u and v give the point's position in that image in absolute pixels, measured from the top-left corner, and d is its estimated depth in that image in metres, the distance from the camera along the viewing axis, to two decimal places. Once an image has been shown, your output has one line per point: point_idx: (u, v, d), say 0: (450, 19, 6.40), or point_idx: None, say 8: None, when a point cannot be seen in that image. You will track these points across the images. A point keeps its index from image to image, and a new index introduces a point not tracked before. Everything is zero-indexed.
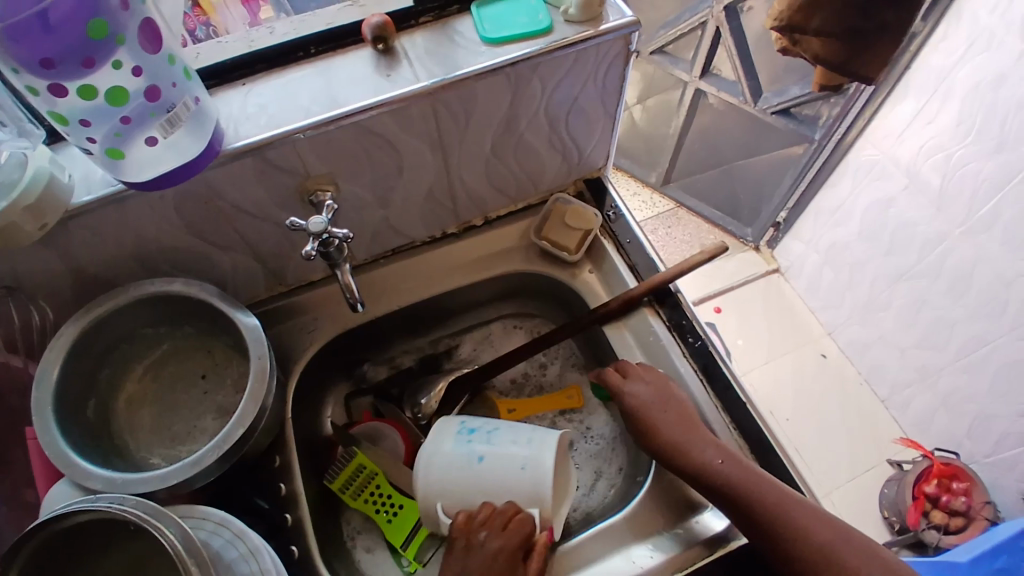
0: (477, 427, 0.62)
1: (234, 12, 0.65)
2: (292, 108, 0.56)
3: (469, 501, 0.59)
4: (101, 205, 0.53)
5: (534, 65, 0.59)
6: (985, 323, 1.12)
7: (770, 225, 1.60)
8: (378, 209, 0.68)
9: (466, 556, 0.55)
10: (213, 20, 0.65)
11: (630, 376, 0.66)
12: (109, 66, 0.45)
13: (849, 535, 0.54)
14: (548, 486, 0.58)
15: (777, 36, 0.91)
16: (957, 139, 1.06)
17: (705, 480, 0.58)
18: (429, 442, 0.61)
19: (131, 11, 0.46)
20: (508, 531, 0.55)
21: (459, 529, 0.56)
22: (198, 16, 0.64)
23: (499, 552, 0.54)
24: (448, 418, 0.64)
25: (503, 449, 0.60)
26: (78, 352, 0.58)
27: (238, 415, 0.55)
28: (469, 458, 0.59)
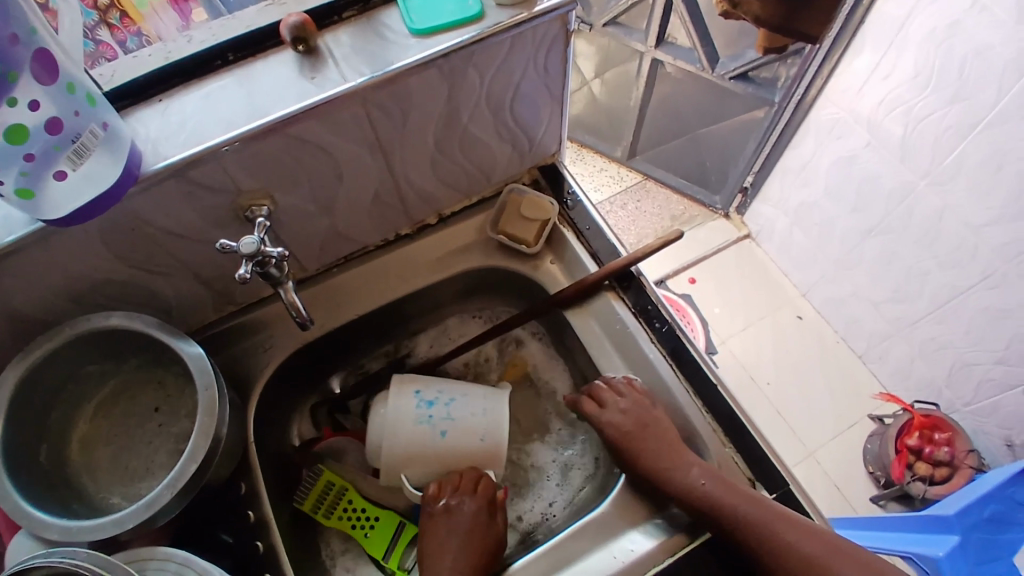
0: (433, 399, 0.66)
1: (166, 19, 0.62)
2: (212, 122, 0.53)
3: (434, 468, 0.66)
4: (27, 244, 0.49)
5: (468, 54, 0.56)
6: (955, 272, 1.13)
7: (738, 191, 1.59)
8: (323, 218, 0.65)
9: (448, 523, 0.61)
10: (143, 28, 0.61)
11: (606, 403, 0.64)
12: (4, 104, 0.41)
13: (837, 546, 0.54)
14: (503, 451, 0.67)
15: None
16: (916, 91, 1.04)
17: (688, 502, 0.58)
18: (392, 419, 0.64)
19: (22, 43, 0.41)
20: (480, 492, 0.63)
21: (433, 498, 0.63)
22: (128, 26, 0.61)
23: (476, 511, 0.62)
24: (401, 387, 0.66)
25: (464, 420, 0.66)
26: (23, 399, 0.55)
27: (189, 450, 0.52)
28: (433, 435, 0.64)
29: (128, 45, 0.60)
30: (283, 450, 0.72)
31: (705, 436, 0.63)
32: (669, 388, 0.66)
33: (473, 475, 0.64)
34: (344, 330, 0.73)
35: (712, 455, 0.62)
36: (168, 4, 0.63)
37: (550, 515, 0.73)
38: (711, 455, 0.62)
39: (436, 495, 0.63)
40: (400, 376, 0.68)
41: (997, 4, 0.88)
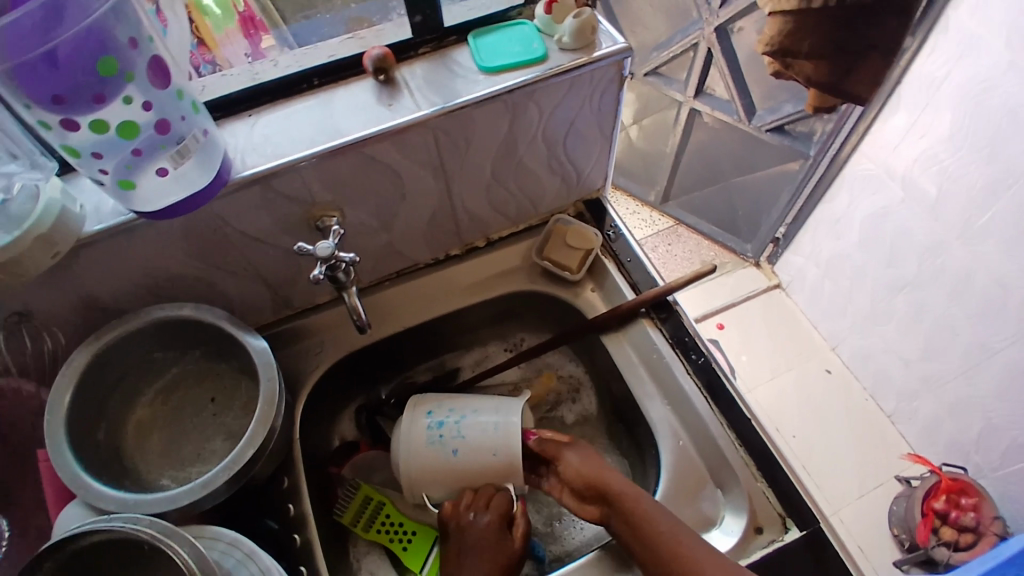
0: (444, 418, 0.67)
1: (236, 46, 0.65)
2: (296, 139, 0.58)
3: (453, 485, 0.67)
4: (112, 234, 0.54)
5: (530, 91, 0.61)
6: (986, 332, 1.13)
7: (770, 240, 1.61)
8: (382, 234, 0.70)
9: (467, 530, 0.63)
10: (217, 57, 0.65)
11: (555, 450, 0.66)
12: (119, 102, 0.47)
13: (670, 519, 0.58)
14: (519, 464, 0.65)
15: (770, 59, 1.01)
16: (951, 150, 1.07)
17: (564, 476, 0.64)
18: (405, 441, 0.67)
19: (139, 49, 0.47)
20: (492, 507, 0.65)
21: (448, 517, 0.65)
22: (203, 53, 0.65)
23: (489, 526, 0.63)
24: (416, 407, 0.69)
25: (473, 437, 0.65)
26: (90, 377, 0.58)
27: (247, 437, 0.56)
28: (445, 453, 0.65)
29: (203, 71, 0.64)
30: (324, 451, 0.74)
31: (737, 470, 0.64)
32: (702, 418, 0.67)
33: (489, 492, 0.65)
34: (390, 341, 0.76)
35: (743, 488, 0.63)
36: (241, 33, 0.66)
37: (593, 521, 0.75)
38: (742, 488, 0.63)
39: (451, 513, 0.65)
40: (417, 398, 0.70)
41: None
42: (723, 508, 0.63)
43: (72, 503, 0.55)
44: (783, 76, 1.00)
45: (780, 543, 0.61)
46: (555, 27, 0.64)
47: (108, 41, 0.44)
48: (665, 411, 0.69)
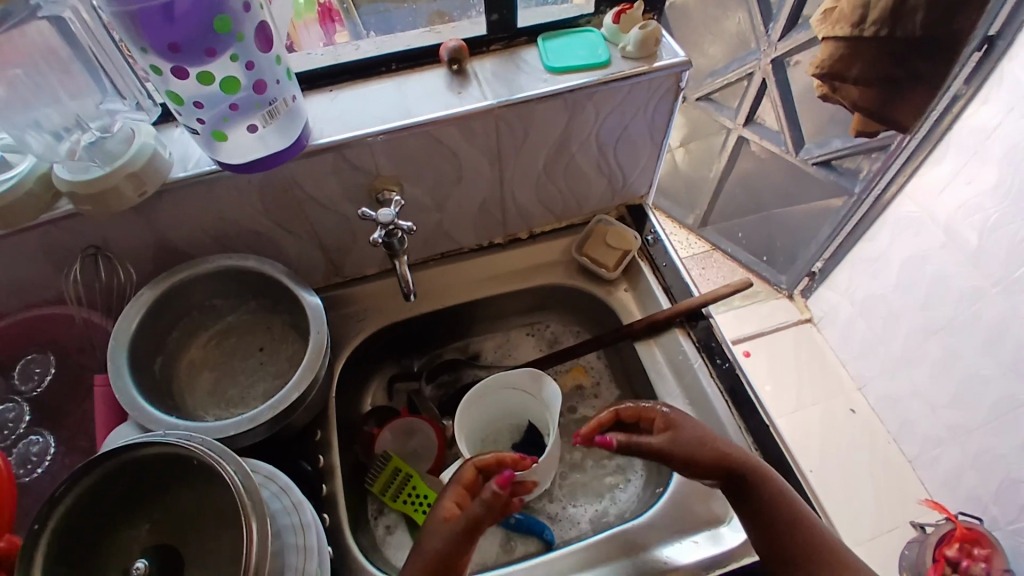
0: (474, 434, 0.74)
1: (312, 33, 0.71)
2: (370, 115, 0.63)
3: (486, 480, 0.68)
4: (192, 182, 0.59)
5: (590, 93, 0.65)
6: (1017, 385, 1.11)
7: (806, 274, 1.61)
8: (434, 213, 0.74)
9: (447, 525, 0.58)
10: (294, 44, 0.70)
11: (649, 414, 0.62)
12: (225, 58, 0.52)
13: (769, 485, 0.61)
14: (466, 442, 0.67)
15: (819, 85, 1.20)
16: (996, 200, 1.07)
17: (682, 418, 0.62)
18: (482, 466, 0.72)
19: (250, 13, 0.52)
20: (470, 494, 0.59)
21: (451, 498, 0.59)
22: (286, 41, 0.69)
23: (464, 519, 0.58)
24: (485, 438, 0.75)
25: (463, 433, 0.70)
26: (155, 311, 0.64)
27: (295, 380, 0.59)
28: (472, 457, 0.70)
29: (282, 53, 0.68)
30: (355, 413, 0.78)
31: None
32: (722, 422, 0.69)
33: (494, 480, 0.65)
34: (429, 317, 0.80)
35: None
36: (316, 20, 0.71)
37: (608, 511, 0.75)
38: None
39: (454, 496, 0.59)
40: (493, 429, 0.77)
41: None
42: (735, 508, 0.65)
43: (124, 424, 0.58)
44: (830, 98, 1.20)
45: None
46: (621, 36, 0.67)
47: (224, 2, 0.49)
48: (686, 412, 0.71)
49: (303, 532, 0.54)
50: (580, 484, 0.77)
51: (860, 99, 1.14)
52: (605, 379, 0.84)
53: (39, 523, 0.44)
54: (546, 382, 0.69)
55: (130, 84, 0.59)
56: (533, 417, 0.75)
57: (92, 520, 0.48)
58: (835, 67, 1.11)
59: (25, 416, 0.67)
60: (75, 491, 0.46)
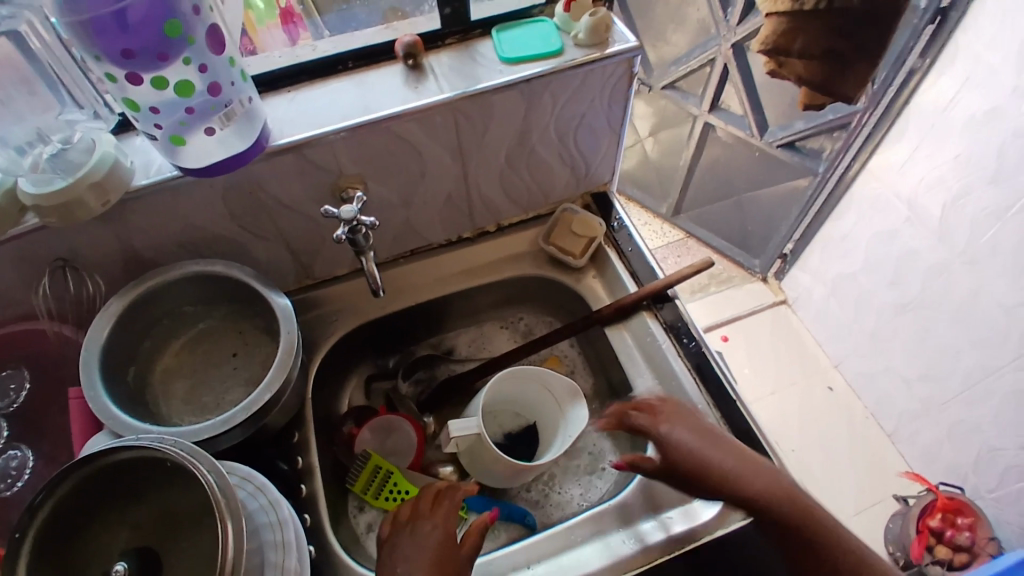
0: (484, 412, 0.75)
1: (276, 36, 0.71)
2: (327, 114, 0.63)
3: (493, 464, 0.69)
4: (155, 189, 0.59)
5: (545, 82, 0.66)
6: (987, 353, 1.13)
7: (778, 256, 1.64)
8: (402, 211, 0.74)
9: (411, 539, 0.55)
10: (257, 47, 0.70)
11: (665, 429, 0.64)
12: (179, 62, 0.52)
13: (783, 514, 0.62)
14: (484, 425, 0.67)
15: (766, 61, 1.09)
16: (957, 171, 1.09)
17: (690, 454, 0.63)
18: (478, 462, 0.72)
19: (201, 16, 0.52)
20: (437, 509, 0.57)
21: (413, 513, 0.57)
22: (247, 45, 0.69)
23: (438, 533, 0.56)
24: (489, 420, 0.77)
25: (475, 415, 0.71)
26: (125, 320, 0.63)
27: (266, 380, 0.59)
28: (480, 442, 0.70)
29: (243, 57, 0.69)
30: (334, 414, 0.78)
31: None
32: (691, 399, 0.70)
33: (512, 462, 0.66)
34: (403, 314, 0.81)
35: None
36: (280, 23, 0.71)
37: (587, 495, 0.76)
38: None
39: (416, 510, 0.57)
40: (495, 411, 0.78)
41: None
42: None
43: (98, 434, 0.57)
44: (777, 75, 1.08)
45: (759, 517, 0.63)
46: (573, 24, 0.68)
47: (174, 6, 0.49)
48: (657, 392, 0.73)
49: (281, 530, 0.54)
50: (560, 472, 0.78)
51: (806, 73, 1.04)
52: (579, 365, 0.85)
53: (19, 531, 0.44)
54: (579, 404, 0.70)
55: (88, 95, 0.60)
56: (541, 423, 0.78)
57: (69, 528, 0.48)
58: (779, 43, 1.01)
59: (2, 432, 0.67)
60: (54, 498, 0.46)
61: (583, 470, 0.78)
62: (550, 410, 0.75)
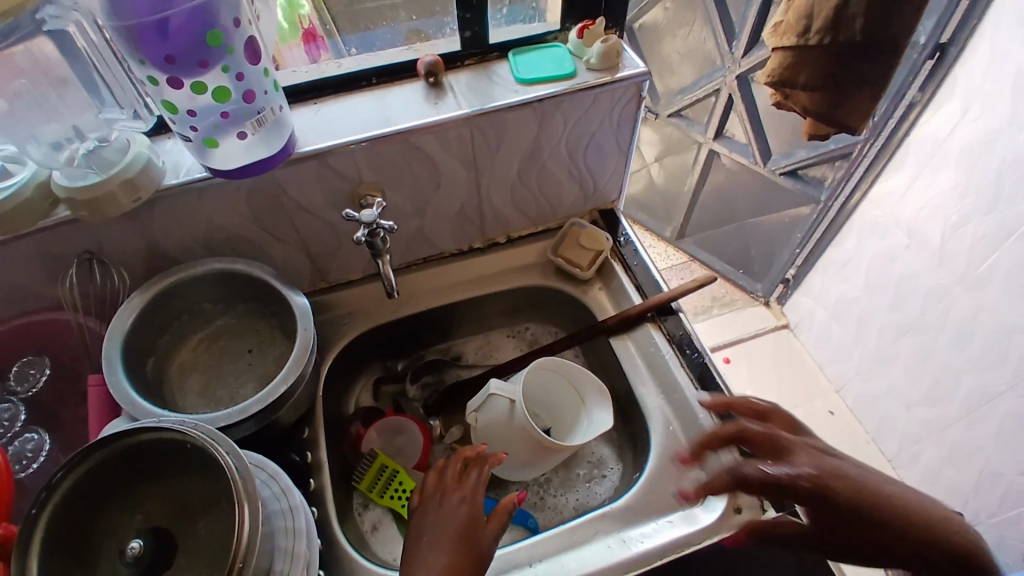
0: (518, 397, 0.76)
1: (296, 53, 0.75)
2: (351, 125, 0.67)
3: (511, 441, 0.70)
4: (184, 188, 0.63)
5: (557, 102, 0.70)
6: (987, 378, 1.14)
7: (780, 281, 1.67)
8: (415, 219, 0.78)
9: (437, 513, 0.58)
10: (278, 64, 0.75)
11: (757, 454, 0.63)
12: (217, 69, 0.55)
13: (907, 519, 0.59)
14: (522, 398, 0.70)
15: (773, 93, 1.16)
16: (956, 200, 1.11)
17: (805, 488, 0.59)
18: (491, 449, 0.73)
19: (240, 28, 0.56)
20: (460, 483, 0.60)
21: (432, 488, 0.60)
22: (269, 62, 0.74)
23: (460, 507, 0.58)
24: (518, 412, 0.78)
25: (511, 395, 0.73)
26: (148, 311, 0.66)
27: (282, 374, 0.62)
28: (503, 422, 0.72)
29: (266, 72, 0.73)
30: (342, 414, 0.81)
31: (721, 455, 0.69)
32: (692, 407, 0.72)
33: (532, 436, 0.68)
34: (412, 319, 0.84)
35: None
36: (301, 41, 0.75)
37: (589, 502, 0.77)
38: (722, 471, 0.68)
39: (435, 485, 0.60)
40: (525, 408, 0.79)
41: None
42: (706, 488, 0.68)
43: (117, 420, 0.60)
44: (784, 104, 1.15)
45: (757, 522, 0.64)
46: (585, 50, 0.73)
47: (217, 17, 0.53)
48: (659, 400, 0.75)
49: (292, 516, 0.56)
50: (563, 480, 0.79)
51: (811, 104, 1.10)
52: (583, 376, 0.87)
53: (37, 508, 0.46)
54: (604, 406, 0.71)
55: (128, 94, 0.64)
56: (557, 427, 0.78)
57: (86, 508, 0.50)
58: (786, 75, 1.08)
59: (20, 415, 0.70)
60: (72, 477, 0.48)
61: (586, 476, 0.79)
62: (569, 416, 0.76)
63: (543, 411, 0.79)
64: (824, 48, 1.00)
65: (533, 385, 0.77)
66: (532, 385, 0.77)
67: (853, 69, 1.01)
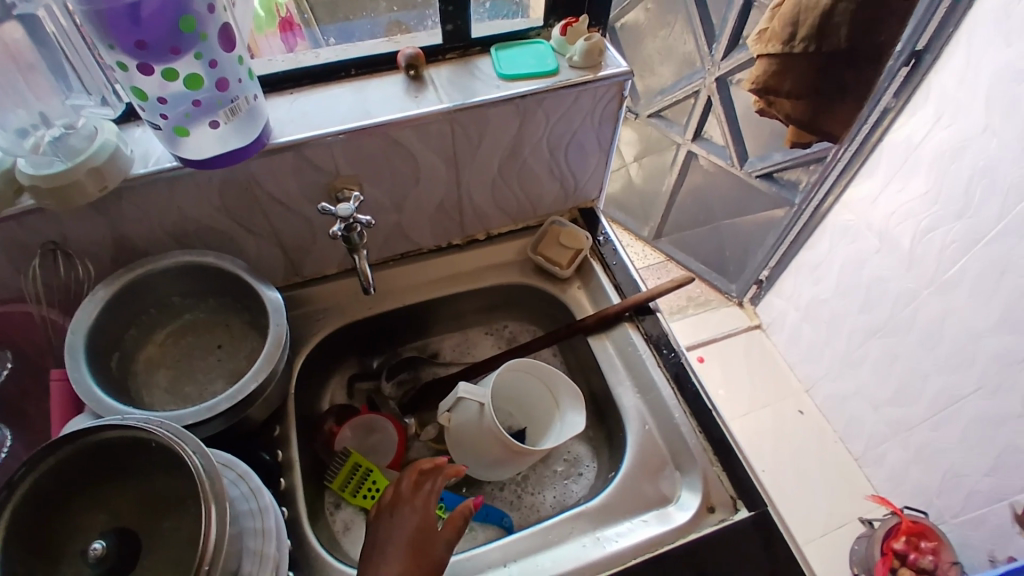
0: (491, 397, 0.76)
1: (273, 43, 0.73)
2: (328, 116, 0.66)
3: (481, 444, 0.70)
4: (153, 178, 0.60)
5: (540, 99, 0.69)
6: (953, 380, 1.17)
7: (753, 282, 1.69)
8: (394, 214, 0.76)
9: (389, 523, 0.56)
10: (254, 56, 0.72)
11: None
12: (190, 55, 0.54)
13: None
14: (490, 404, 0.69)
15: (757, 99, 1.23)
16: (926, 206, 1.14)
17: None
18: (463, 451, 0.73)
19: (214, 14, 0.54)
20: (414, 495, 0.58)
21: (388, 500, 0.58)
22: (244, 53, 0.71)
23: (413, 520, 0.56)
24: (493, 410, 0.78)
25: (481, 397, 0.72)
26: (113, 305, 0.64)
27: (253, 371, 0.60)
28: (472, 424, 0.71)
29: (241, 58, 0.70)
30: (315, 411, 0.79)
31: (695, 454, 0.70)
32: (667, 406, 0.73)
33: (502, 440, 0.68)
34: (389, 316, 0.82)
35: (698, 471, 0.69)
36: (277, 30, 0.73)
37: (564, 501, 0.77)
38: (697, 470, 0.69)
39: (392, 497, 0.59)
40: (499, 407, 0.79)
41: (1003, 129, 0.97)
42: (680, 487, 0.69)
43: (80, 417, 0.57)
44: (767, 111, 1.22)
45: (729, 521, 0.65)
46: (567, 47, 0.72)
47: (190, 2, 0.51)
48: (634, 399, 0.75)
49: (262, 518, 0.55)
50: (539, 479, 0.79)
51: (794, 111, 1.17)
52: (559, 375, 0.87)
53: None
54: (576, 410, 0.70)
55: (96, 80, 0.62)
56: (532, 427, 0.77)
57: (48, 509, 0.48)
58: (770, 82, 1.14)
59: None
60: (33, 476, 0.46)
61: (563, 474, 0.79)
62: (543, 417, 0.76)
63: (518, 409, 0.79)
64: (810, 56, 1.06)
65: (506, 385, 0.76)
66: (504, 386, 0.76)
67: (837, 74, 1.10)
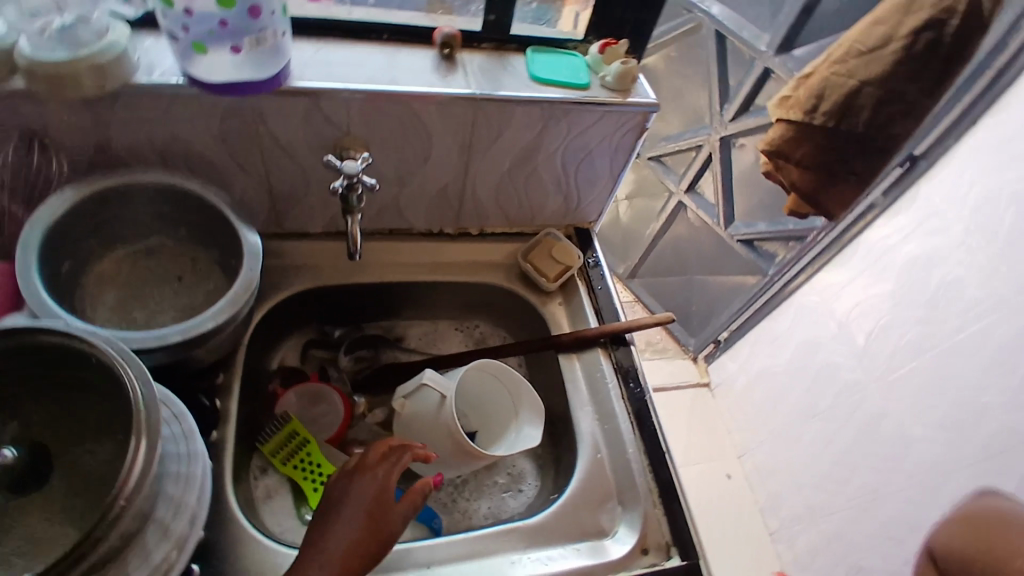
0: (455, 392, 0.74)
1: None
2: (354, 73, 0.64)
3: (434, 436, 0.68)
4: (153, 91, 0.57)
5: (566, 109, 0.69)
6: (878, 476, 1.20)
7: (711, 341, 1.73)
8: (393, 188, 0.74)
9: (348, 487, 0.53)
10: None
11: None
12: None
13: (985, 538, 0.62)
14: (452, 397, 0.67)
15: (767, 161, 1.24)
16: (889, 304, 1.19)
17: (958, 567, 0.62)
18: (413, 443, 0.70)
19: None
20: (378, 466, 0.56)
21: (352, 466, 0.56)
22: None
23: (372, 490, 0.54)
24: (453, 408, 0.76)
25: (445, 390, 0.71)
26: (79, 209, 0.60)
27: (214, 309, 0.57)
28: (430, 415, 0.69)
29: None
30: (263, 370, 0.75)
31: (640, 491, 0.69)
32: (623, 439, 0.72)
33: (455, 436, 0.66)
34: (362, 289, 0.80)
35: (640, 508, 0.68)
36: None
37: (499, 514, 0.75)
38: (639, 509, 0.68)
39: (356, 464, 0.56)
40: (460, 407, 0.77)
41: (973, 248, 1.02)
42: (619, 523, 0.68)
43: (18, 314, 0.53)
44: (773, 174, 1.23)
45: (660, 566, 0.65)
46: (603, 66, 0.72)
47: None
48: (592, 424, 0.74)
49: (188, 464, 0.51)
50: (479, 486, 0.77)
51: (799, 180, 1.18)
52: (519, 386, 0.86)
53: None
54: (536, 425, 0.70)
55: None
56: (485, 434, 0.75)
57: None
58: (784, 146, 1.16)
59: None
60: None
61: (504, 486, 0.78)
62: (500, 425, 0.74)
63: (477, 414, 0.76)
64: (826, 132, 1.09)
65: (472, 384, 0.75)
66: (471, 383, 0.75)
67: (850, 162, 1.13)
